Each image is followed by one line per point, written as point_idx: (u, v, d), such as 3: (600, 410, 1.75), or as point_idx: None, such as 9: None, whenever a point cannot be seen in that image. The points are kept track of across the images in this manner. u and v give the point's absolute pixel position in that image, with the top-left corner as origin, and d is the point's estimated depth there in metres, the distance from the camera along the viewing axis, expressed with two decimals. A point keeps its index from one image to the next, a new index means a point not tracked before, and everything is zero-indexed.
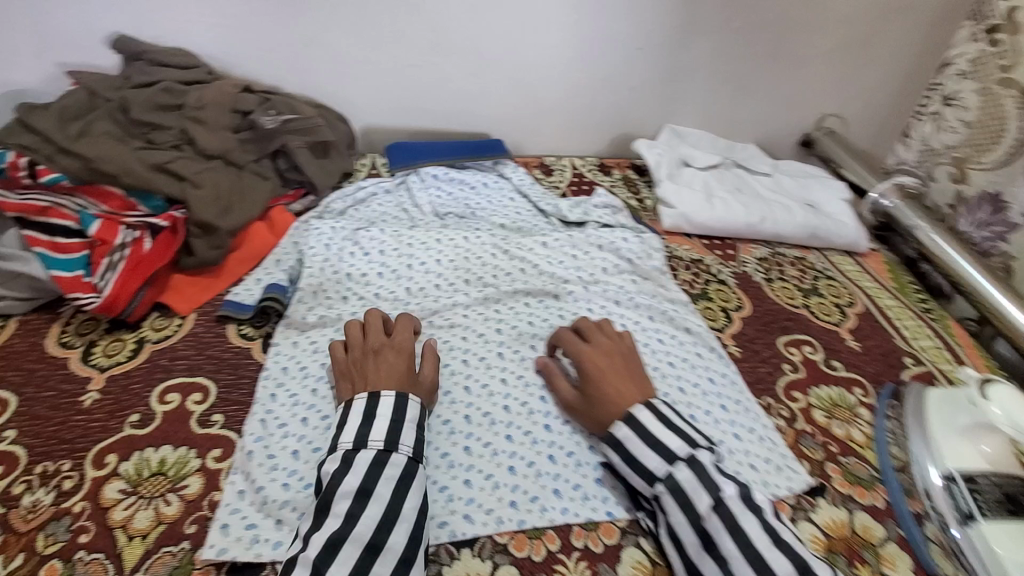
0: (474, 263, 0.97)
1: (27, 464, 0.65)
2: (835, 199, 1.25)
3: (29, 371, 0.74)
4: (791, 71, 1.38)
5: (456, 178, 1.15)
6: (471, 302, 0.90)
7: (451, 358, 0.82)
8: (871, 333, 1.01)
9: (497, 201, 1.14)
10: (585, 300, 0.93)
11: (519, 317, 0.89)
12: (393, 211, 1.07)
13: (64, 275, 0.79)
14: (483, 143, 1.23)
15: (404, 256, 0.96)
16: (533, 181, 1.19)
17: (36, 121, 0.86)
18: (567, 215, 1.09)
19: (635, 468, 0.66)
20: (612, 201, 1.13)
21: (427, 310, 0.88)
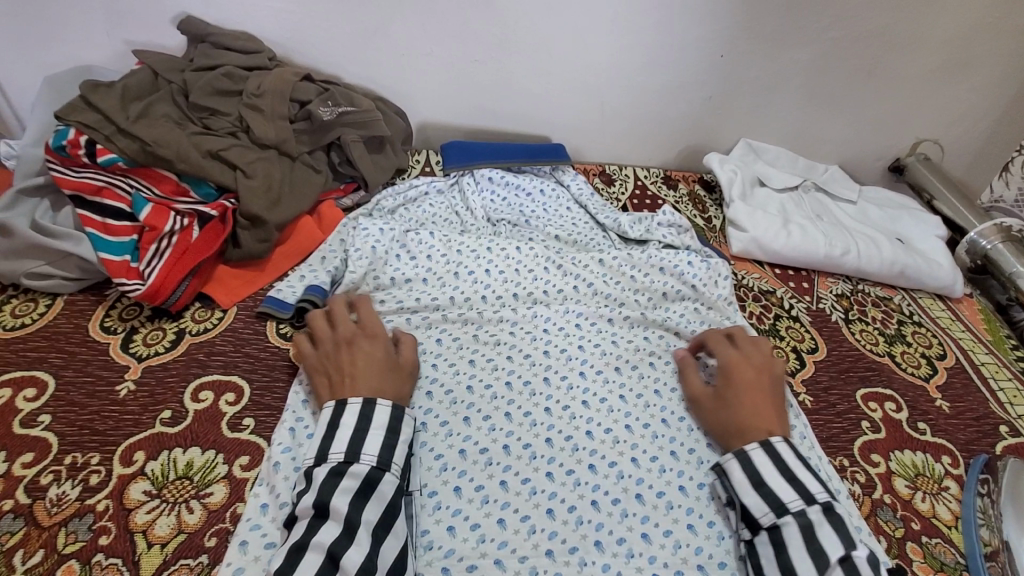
0: (524, 276, 0.91)
1: (58, 453, 0.63)
2: (929, 235, 1.12)
3: (70, 354, 0.73)
4: (888, 88, 1.25)
5: (512, 182, 1.10)
6: (518, 319, 0.84)
7: (494, 380, 0.76)
8: (964, 392, 0.88)
9: (554, 210, 1.07)
10: (642, 327, 0.86)
11: (570, 340, 0.82)
12: (445, 213, 1.03)
13: (111, 259, 0.78)
14: (543, 147, 1.17)
15: (452, 263, 0.91)
16: (593, 191, 1.13)
17: (98, 99, 0.85)
18: (628, 232, 1.01)
19: (761, 492, 0.62)
20: (677, 220, 1.02)
21: (472, 324, 0.83)
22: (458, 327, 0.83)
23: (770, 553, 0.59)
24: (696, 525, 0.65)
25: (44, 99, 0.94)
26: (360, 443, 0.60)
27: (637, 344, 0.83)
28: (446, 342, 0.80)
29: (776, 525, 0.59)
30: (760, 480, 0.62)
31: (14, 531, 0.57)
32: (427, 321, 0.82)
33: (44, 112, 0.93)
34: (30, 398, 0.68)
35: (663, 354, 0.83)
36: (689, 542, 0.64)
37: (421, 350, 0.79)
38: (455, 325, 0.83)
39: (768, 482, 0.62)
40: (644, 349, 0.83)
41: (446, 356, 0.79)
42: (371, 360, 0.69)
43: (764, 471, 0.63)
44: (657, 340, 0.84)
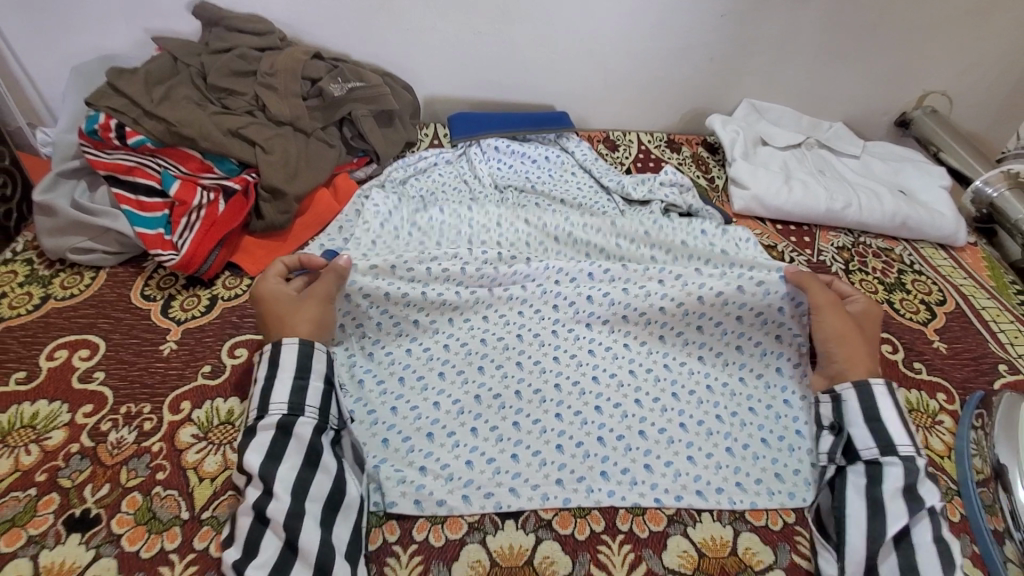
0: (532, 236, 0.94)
1: (114, 403, 0.71)
2: (933, 185, 1.13)
3: (117, 319, 0.80)
4: (894, 40, 1.24)
5: (518, 150, 1.13)
6: (531, 275, 0.86)
7: (507, 332, 0.81)
8: (963, 334, 0.91)
9: (558, 176, 1.11)
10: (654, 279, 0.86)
11: (580, 291, 0.83)
12: (456, 180, 1.08)
13: (147, 233, 0.84)
14: (547, 115, 1.20)
15: (461, 226, 0.96)
16: (597, 156, 1.16)
17: (124, 85, 0.91)
18: (630, 194, 1.05)
19: (873, 428, 0.65)
20: (680, 179, 1.06)
21: (487, 279, 0.84)
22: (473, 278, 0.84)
23: (861, 482, 0.63)
24: (695, 456, 0.70)
25: (74, 88, 1.00)
26: (267, 395, 0.63)
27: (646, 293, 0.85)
28: (462, 293, 0.82)
29: (878, 461, 0.63)
30: (873, 416, 0.66)
31: (83, 469, 0.64)
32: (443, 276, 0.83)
33: (76, 100, 0.99)
34: (85, 357, 0.75)
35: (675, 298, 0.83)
36: (689, 471, 0.69)
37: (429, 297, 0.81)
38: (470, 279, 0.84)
39: (883, 421, 0.65)
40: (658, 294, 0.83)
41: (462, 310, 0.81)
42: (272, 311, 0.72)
43: (882, 410, 0.66)
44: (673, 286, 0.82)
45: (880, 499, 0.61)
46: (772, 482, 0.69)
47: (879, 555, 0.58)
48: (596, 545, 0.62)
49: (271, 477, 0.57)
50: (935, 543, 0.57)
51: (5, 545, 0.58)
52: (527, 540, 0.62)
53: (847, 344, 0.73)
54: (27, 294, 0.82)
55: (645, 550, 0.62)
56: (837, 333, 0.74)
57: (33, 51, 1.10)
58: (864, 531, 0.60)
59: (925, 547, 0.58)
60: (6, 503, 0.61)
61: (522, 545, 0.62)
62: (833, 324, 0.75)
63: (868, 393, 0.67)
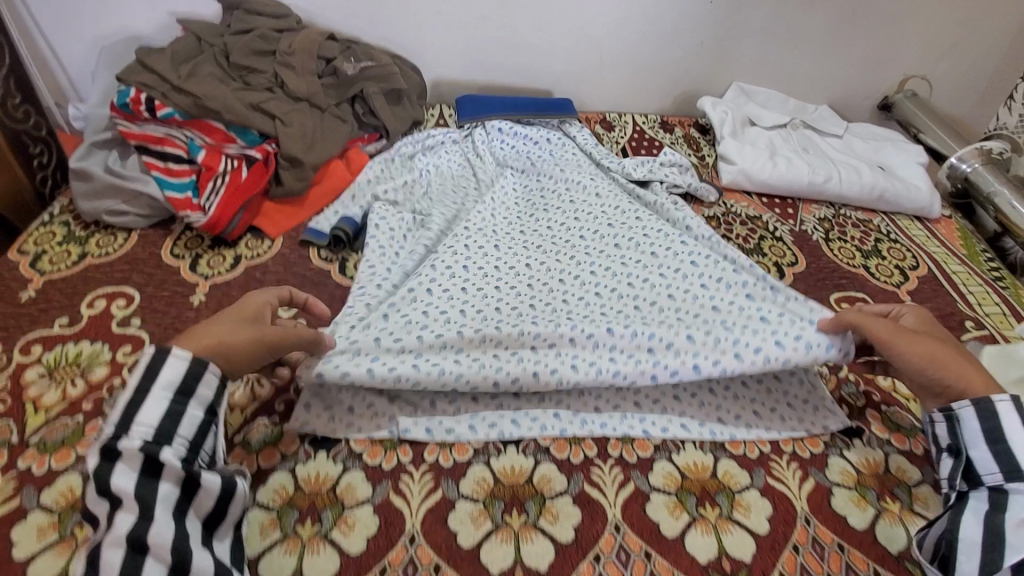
0: (528, 220, 1.00)
1: (151, 345, 0.77)
2: (910, 162, 1.20)
3: (151, 273, 0.87)
4: (875, 26, 1.31)
5: (520, 132, 1.20)
6: (538, 294, 0.84)
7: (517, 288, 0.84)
8: (932, 295, 0.97)
9: (559, 156, 1.16)
10: (648, 246, 0.91)
11: (600, 355, 0.74)
12: (461, 163, 1.13)
13: (177, 197, 0.91)
14: (552, 102, 1.26)
15: (460, 203, 1.02)
16: (597, 142, 1.20)
17: (153, 62, 0.98)
18: (631, 172, 1.09)
19: (994, 450, 0.60)
20: (680, 160, 1.13)
21: (493, 293, 0.82)
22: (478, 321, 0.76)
23: (982, 509, 0.59)
24: (683, 396, 0.77)
25: (105, 66, 1.07)
26: (132, 411, 0.54)
27: (641, 261, 0.89)
28: (469, 290, 0.82)
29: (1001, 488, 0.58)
30: (997, 437, 0.60)
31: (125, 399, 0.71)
32: (447, 292, 0.80)
33: (106, 77, 1.06)
34: (122, 306, 0.82)
35: (681, 290, 0.83)
36: (675, 410, 0.76)
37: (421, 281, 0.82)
38: (474, 294, 0.81)
39: (1006, 441, 0.59)
40: (668, 308, 0.81)
41: (467, 379, 0.70)
42: (232, 317, 0.64)
43: (1008, 428, 0.59)
44: (671, 275, 0.85)
45: (1001, 530, 0.56)
46: (750, 418, 0.76)
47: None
48: (589, 467, 0.69)
49: (150, 496, 0.51)
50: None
51: (57, 462, 0.65)
52: (526, 462, 0.69)
53: (944, 364, 0.65)
54: (66, 252, 0.89)
55: (634, 472, 0.69)
56: (925, 359, 0.65)
57: (65, 32, 1.17)
58: (973, 558, 0.56)
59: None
60: (56, 427, 0.68)
61: (522, 466, 0.68)
62: (915, 347, 0.66)
63: (991, 412, 0.61)
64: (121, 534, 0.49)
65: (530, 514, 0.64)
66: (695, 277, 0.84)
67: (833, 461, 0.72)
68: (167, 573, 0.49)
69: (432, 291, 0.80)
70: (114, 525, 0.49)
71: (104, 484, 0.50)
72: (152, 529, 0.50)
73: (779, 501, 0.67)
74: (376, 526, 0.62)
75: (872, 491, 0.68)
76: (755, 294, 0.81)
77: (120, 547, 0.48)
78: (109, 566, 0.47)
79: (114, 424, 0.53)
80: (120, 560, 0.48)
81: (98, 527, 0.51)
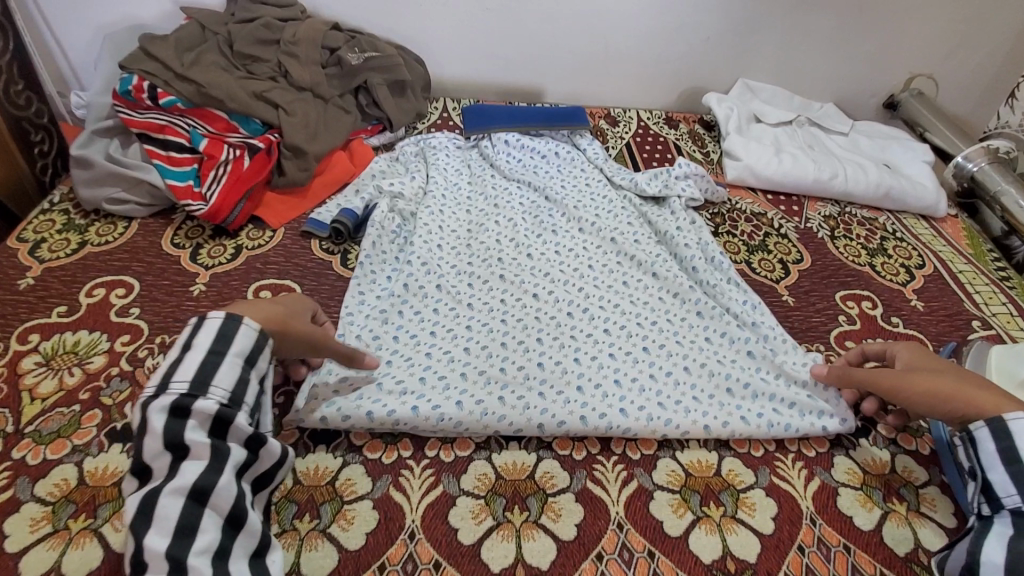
0: (535, 239, 0.95)
1: (150, 334, 0.77)
2: (916, 160, 1.18)
3: (150, 263, 0.86)
4: (882, 24, 1.30)
5: (528, 145, 1.14)
6: (546, 327, 0.80)
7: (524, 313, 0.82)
8: (939, 294, 0.96)
9: (568, 171, 1.10)
10: (656, 286, 0.88)
11: (611, 404, 0.71)
12: (465, 175, 1.08)
13: (177, 185, 0.90)
14: (563, 111, 1.19)
15: (463, 220, 0.98)
16: (607, 156, 1.15)
17: (156, 50, 0.97)
18: (645, 189, 1.04)
19: (1013, 473, 0.57)
20: (694, 170, 1.05)
21: (498, 329, 0.79)
22: (483, 364, 0.75)
23: (1007, 533, 0.55)
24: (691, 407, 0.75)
25: (107, 54, 1.06)
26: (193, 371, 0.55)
27: (649, 300, 0.86)
28: (475, 328, 0.79)
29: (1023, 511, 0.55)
30: (1013, 456, 0.57)
31: (123, 389, 0.70)
32: (451, 332, 0.79)
33: (108, 65, 1.05)
34: (121, 295, 0.81)
35: (689, 339, 0.81)
36: None
37: (422, 317, 0.81)
38: (479, 331, 0.79)
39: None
40: (678, 355, 0.79)
41: (467, 426, 0.68)
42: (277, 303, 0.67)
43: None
44: (679, 323, 0.83)
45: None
46: None
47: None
48: (592, 463, 0.68)
49: (224, 447, 0.54)
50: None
51: (53, 452, 0.64)
52: (529, 458, 0.68)
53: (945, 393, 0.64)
54: (66, 240, 0.88)
55: (637, 469, 0.68)
56: (924, 397, 0.64)
57: (66, 20, 1.16)
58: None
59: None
60: (52, 417, 0.67)
61: (524, 462, 0.67)
62: (910, 384, 0.65)
63: (1005, 431, 0.58)
64: (184, 484, 0.50)
65: (532, 512, 0.63)
66: (700, 329, 0.83)
67: (837, 460, 0.71)
68: (224, 523, 0.51)
69: (436, 331, 0.79)
70: (174, 478, 0.50)
71: (176, 437, 0.52)
72: (219, 481, 0.52)
73: (783, 501, 0.66)
74: (375, 521, 0.60)
75: (878, 492, 0.67)
76: (759, 352, 0.79)
77: (183, 496, 0.50)
78: (168, 516, 0.49)
79: (176, 381, 0.54)
80: (178, 510, 0.49)
81: (150, 478, 0.52)
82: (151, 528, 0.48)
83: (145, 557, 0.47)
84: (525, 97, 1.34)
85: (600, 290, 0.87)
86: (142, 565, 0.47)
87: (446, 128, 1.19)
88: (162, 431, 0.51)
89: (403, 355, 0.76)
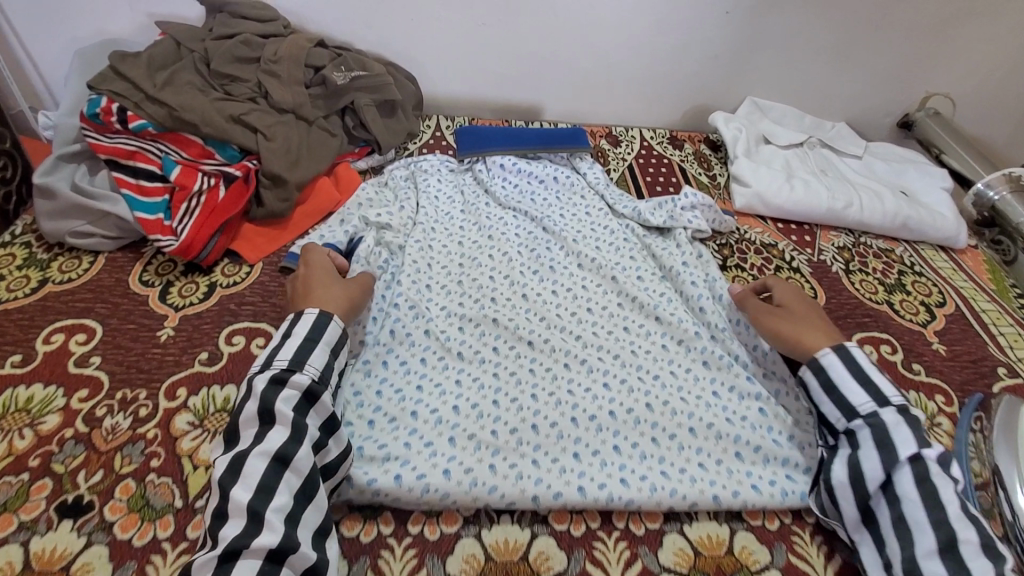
0: (532, 277, 0.90)
1: (109, 389, 0.70)
2: (934, 187, 1.13)
3: (115, 304, 0.80)
4: (898, 41, 1.23)
5: (524, 169, 1.08)
6: (541, 383, 0.76)
7: (518, 365, 0.78)
8: (961, 337, 0.90)
9: (568, 199, 1.04)
10: (659, 332, 0.83)
11: (610, 473, 0.67)
12: (458, 202, 1.02)
13: (147, 218, 0.84)
14: (563, 132, 1.13)
15: (456, 254, 0.93)
16: (609, 180, 1.09)
17: (126, 69, 0.90)
18: (649, 219, 0.98)
19: (834, 398, 0.68)
20: (701, 202, 0.98)
21: (489, 385, 0.75)
22: (472, 425, 0.70)
23: (846, 452, 0.64)
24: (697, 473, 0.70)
25: (76, 71, 0.99)
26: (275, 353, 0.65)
27: (652, 349, 0.81)
28: (465, 383, 0.75)
29: (851, 430, 0.65)
30: (831, 385, 0.68)
31: (77, 454, 0.64)
32: (440, 388, 0.74)
33: (77, 83, 0.98)
34: (81, 342, 0.75)
35: (694, 393, 0.76)
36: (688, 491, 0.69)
37: (408, 369, 0.76)
38: (470, 388, 0.75)
39: (840, 389, 0.67)
40: (683, 413, 0.74)
41: (454, 498, 0.63)
42: (316, 278, 0.76)
43: (836, 375, 0.68)
44: (684, 374, 0.78)
45: (859, 465, 0.62)
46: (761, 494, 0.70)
47: (870, 503, 0.61)
48: (592, 541, 0.62)
49: (302, 425, 0.61)
50: (919, 487, 0.58)
51: None
52: (522, 535, 0.62)
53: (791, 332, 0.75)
54: (25, 278, 0.82)
55: (641, 548, 0.62)
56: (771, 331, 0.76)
57: (34, 33, 1.09)
58: (849, 497, 0.62)
59: (910, 495, 0.58)
60: None
61: (518, 540, 0.62)
62: (768, 322, 0.77)
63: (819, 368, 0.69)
64: (269, 448, 0.58)
65: None
66: (707, 382, 0.78)
67: None
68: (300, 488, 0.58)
69: (424, 386, 0.74)
70: (263, 441, 0.58)
71: (270, 405, 0.61)
72: (298, 450, 0.59)
73: None
74: None
75: None
76: (769, 411, 0.75)
77: (267, 458, 0.57)
78: (253, 474, 0.56)
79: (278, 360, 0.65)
80: (262, 469, 0.57)
81: (237, 443, 0.60)
82: (237, 483, 0.56)
83: (229, 508, 0.55)
84: (522, 114, 1.28)
85: (599, 337, 0.83)
86: (226, 514, 0.55)
87: (439, 149, 1.13)
88: (262, 398, 0.61)
89: (386, 413, 0.71)
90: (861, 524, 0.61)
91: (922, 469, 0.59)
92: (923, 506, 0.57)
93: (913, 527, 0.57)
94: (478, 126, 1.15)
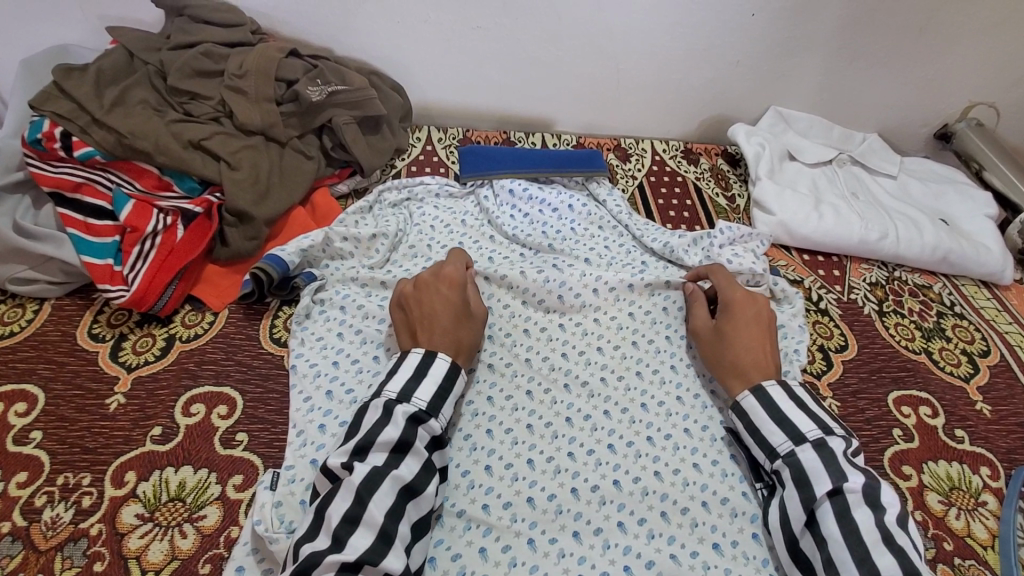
0: (532, 312, 0.81)
1: (50, 472, 0.62)
2: (978, 215, 1.03)
3: (60, 365, 0.71)
4: (942, 45, 1.11)
5: (536, 196, 0.97)
6: (540, 444, 0.68)
7: (514, 422, 0.69)
8: (1009, 395, 0.81)
9: (580, 228, 0.94)
10: (673, 383, 0.75)
11: (613, 558, 0.60)
12: (452, 229, 0.92)
13: (94, 262, 0.74)
14: (579, 154, 1.02)
15: None
16: (631, 209, 0.98)
17: (71, 85, 0.79)
18: (685, 260, 0.87)
19: (757, 439, 0.64)
20: (736, 234, 0.90)
21: (482, 446, 0.67)
22: (463, 497, 0.63)
23: (778, 492, 0.60)
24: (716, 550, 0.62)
25: (19, 85, 0.88)
26: (413, 385, 0.60)
27: (665, 401, 0.73)
28: (455, 443, 0.67)
29: (774, 469, 0.61)
30: (753, 428, 0.64)
31: (13, 555, 0.56)
32: None
33: (19, 100, 0.87)
34: (21, 413, 0.66)
35: (709, 460, 0.68)
36: None
37: None
38: (461, 450, 0.67)
39: (759, 429, 0.63)
40: (696, 484, 0.66)
41: None
42: (442, 299, 0.69)
43: (756, 420, 0.64)
44: (699, 434, 0.70)
45: (786, 506, 0.58)
46: None
47: (800, 540, 0.56)
48: None
49: None
50: (841, 526, 0.53)
51: None
52: None
53: (725, 361, 0.70)
54: None
55: None
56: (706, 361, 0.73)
57: None
58: (781, 540, 0.58)
59: (835, 535, 0.53)
60: None
61: None
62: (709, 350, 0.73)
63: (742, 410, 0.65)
64: None
65: None
66: (724, 443, 0.69)
67: None
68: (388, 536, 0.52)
69: None
70: (399, 465, 0.55)
71: (409, 441, 0.57)
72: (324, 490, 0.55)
73: None
74: None
75: None
76: None
77: None
78: None
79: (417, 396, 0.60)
80: None
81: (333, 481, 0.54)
82: None
83: None
84: (522, 125, 1.17)
85: (608, 387, 0.74)
86: (357, 520, 0.51)
87: (430, 167, 1.03)
88: (402, 432, 0.57)
89: None
90: (794, 566, 0.57)
91: (841, 503, 0.55)
92: (846, 545, 0.52)
93: (840, 568, 0.52)
94: (483, 145, 1.05)
